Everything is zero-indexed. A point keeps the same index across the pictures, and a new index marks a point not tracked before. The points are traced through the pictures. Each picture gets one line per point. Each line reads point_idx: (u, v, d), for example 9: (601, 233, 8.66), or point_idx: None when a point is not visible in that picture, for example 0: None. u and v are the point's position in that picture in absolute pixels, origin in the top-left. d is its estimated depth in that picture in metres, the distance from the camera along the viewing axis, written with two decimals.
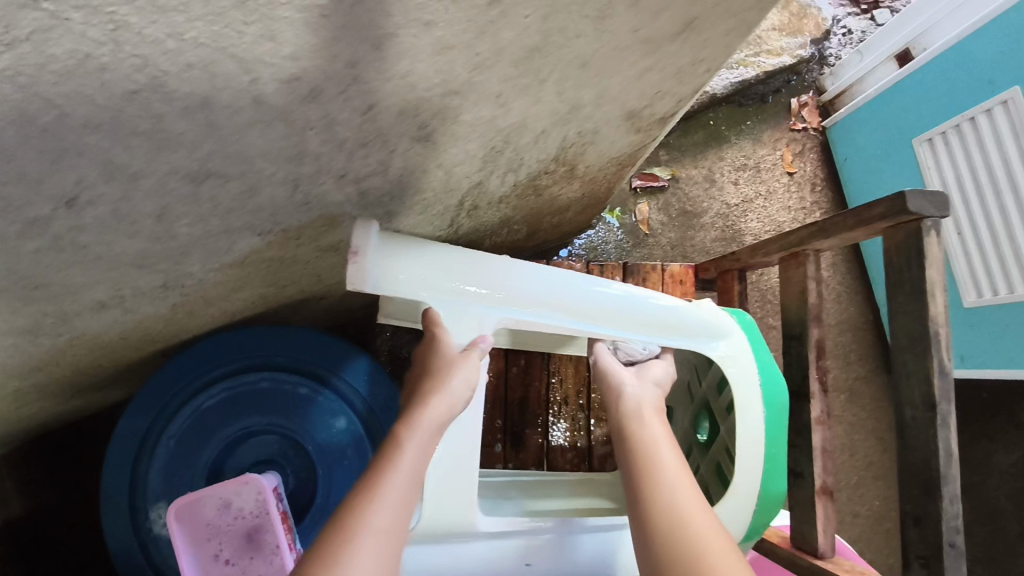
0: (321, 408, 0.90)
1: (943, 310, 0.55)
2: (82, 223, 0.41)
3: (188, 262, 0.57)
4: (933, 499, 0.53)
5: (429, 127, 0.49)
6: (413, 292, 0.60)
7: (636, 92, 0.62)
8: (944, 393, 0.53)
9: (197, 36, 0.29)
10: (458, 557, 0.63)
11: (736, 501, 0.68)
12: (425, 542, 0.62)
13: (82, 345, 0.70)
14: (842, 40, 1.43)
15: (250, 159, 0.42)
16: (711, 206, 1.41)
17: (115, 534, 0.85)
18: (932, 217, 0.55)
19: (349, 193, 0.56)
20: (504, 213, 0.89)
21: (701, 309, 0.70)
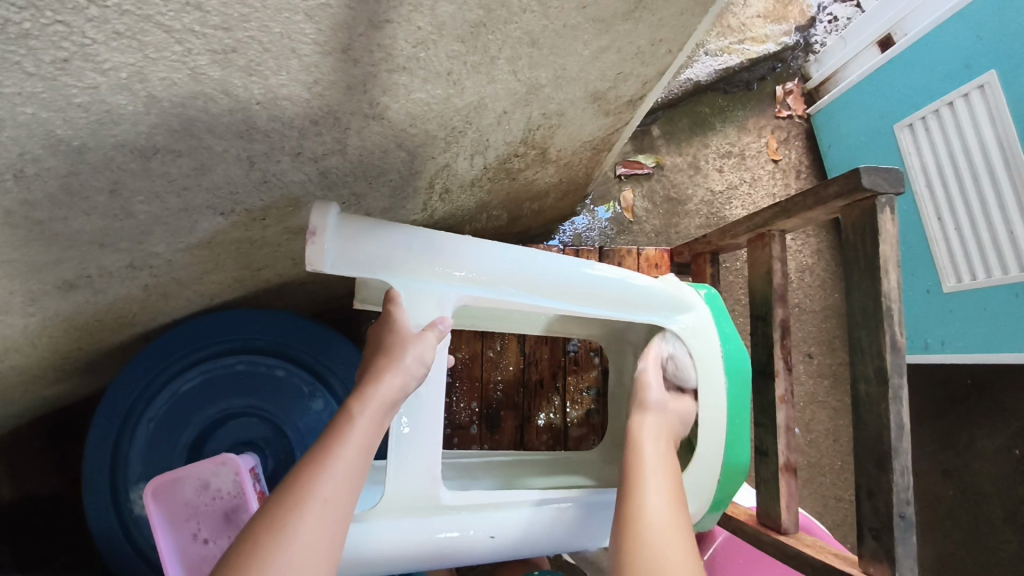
0: (300, 389, 0.91)
1: (897, 286, 0.55)
2: (32, 198, 0.42)
3: (152, 241, 0.58)
4: (886, 472, 0.53)
5: (381, 104, 0.50)
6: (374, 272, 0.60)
7: (597, 72, 0.63)
8: (897, 367, 0.54)
9: (120, 4, 0.30)
10: (425, 534, 0.63)
11: (700, 471, 0.69)
12: (392, 518, 0.62)
13: (56, 327, 0.71)
14: (827, 27, 1.42)
15: (198, 134, 0.43)
16: (697, 192, 1.41)
17: (96, 514, 0.86)
18: (887, 194, 0.55)
19: (309, 172, 0.56)
20: (480, 198, 0.90)
21: (665, 284, 0.71)
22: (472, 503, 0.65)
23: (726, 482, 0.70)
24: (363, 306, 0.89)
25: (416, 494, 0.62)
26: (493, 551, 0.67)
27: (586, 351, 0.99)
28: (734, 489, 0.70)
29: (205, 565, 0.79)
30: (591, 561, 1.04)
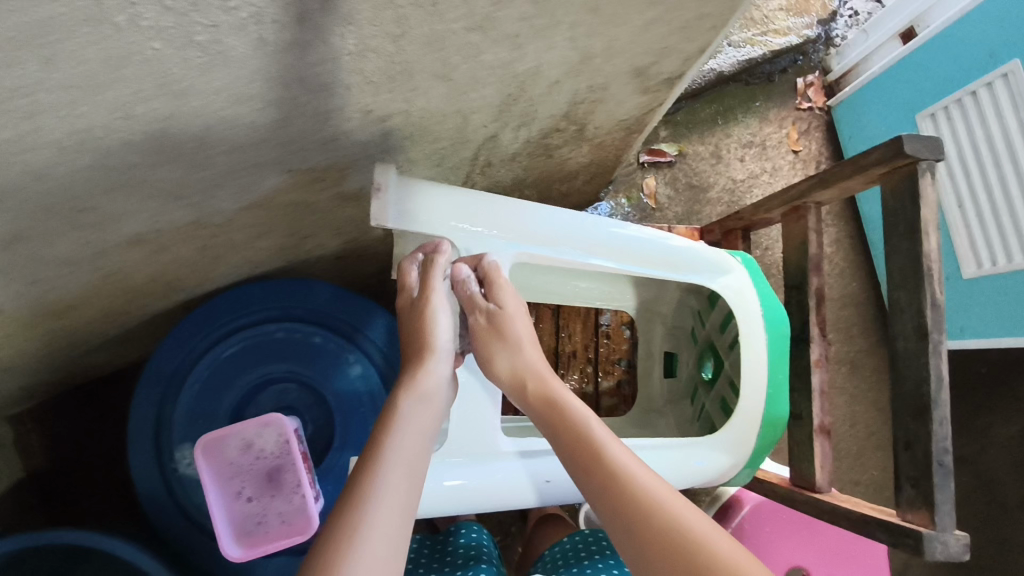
0: (339, 355, 0.93)
1: (936, 248, 0.58)
2: (131, 140, 0.45)
3: (221, 198, 0.60)
4: (924, 423, 0.57)
5: (450, 64, 0.53)
6: (426, 228, 0.69)
7: (645, 46, 0.65)
8: (936, 324, 0.57)
9: None
10: (493, 480, 0.72)
11: (741, 422, 0.73)
12: (461, 464, 0.71)
13: (116, 284, 0.73)
14: (848, 21, 1.45)
15: (288, 84, 0.46)
16: (718, 181, 1.44)
17: (142, 474, 0.88)
18: (928, 161, 0.58)
19: (373, 132, 0.59)
20: (516, 174, 0.92)
21: (703, 246, 0.77)
22: (526, 449, 0.75)
23: (767, 434, 0.73)
24: None
25: (478, 439, 0.73)
26: (548, 497, 0.74)
27: (617, 326, 1.03)
28: (774, 439, 0.73)
29: (250, 522, 0.83)
30: None
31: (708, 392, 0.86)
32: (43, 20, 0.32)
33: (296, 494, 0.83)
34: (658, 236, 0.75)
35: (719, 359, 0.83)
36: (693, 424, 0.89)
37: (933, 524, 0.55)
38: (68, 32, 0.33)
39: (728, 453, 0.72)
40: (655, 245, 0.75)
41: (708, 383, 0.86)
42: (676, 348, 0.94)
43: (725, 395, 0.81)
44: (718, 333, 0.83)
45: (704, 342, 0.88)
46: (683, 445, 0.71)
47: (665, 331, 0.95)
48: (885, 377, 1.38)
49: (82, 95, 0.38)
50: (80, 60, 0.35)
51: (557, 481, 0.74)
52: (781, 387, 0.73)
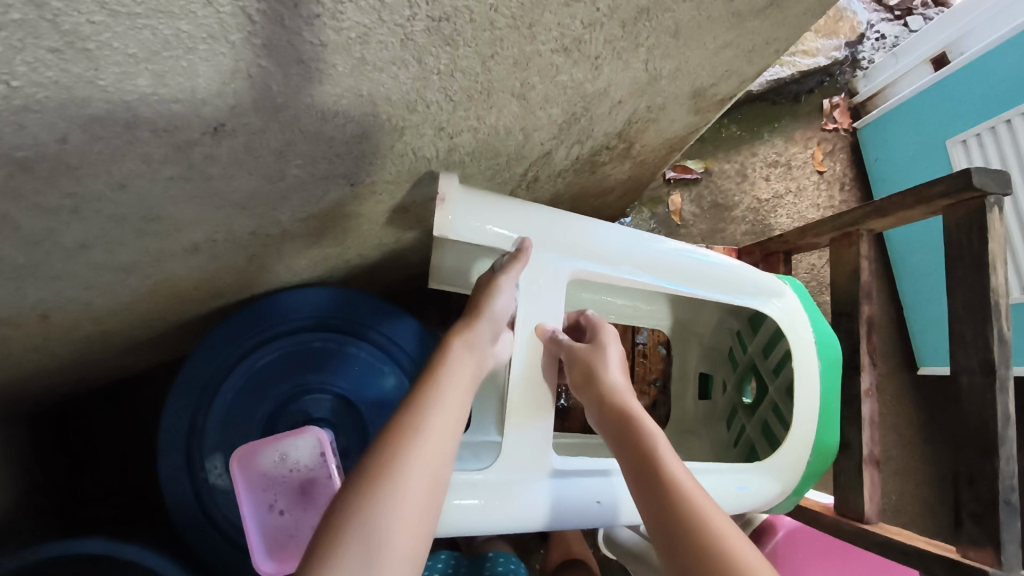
0: (372, 364, 0.94)
1: (1003, 283, 0.59)
2: (216, 152, 0.44)
3: (282, 209, 0.60)
4: (990, 459, 0.58)
5: (529, 84, 0.52)
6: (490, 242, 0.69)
7: (710, 68, 0.65)
8: (1003, 359, 0.58)
9: None
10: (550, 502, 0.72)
11: (794, 450, 0.73)
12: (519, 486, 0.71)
13: (159, 290, 0.72)
14: (875, 44, 1.47)
15: (376, 102, 0.45)
16: (743, 199, 1.44)
17: (173, 483, 0.87)
18: (995, 195, 0.59)
19: (440, 148, 0.58)
20: (558, 189, 0.92)
21: (754, 271, 0.78)
22: (577, 469, 0.75)
23: (818, 462, 0.74)
24: (439, 287, 0.92)
25: (530, 461, 0.72)
26: (598, 518, 0.75)
27: (653, 344, 1.04)
28: (825, 467, 0.74)
29: (283, 535, 0.81)
30: (640, 552, 1.07)
31: (749, 415, 0.86)
32: (165, 37, 0.31)
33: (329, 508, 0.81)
34: (708, 257, 0.76)
35: (763, 383, 0.83)
36: (731, 449, 0.88)
37: (997, 563, 0.56)
38: (187, 48, 0.32)
39: (778, 480, 0.73)
40: (706, 265, 0.76)
41: (749, 407, 0.86)
42: (712, 369, 0.94)
43: (768, 421, 0.81)
44: (762, 356, 0.83)
45: (745, 366, 0.88)
46: (736, 472, 0.71)
47: (701, 350, 0.94)
48: (905, 401, 1.39)
49: (182, 110, 0.38)
50: (191, 76, 0.35)
51: (608, 501, 0.75)
52: (833, 416, 0.74)
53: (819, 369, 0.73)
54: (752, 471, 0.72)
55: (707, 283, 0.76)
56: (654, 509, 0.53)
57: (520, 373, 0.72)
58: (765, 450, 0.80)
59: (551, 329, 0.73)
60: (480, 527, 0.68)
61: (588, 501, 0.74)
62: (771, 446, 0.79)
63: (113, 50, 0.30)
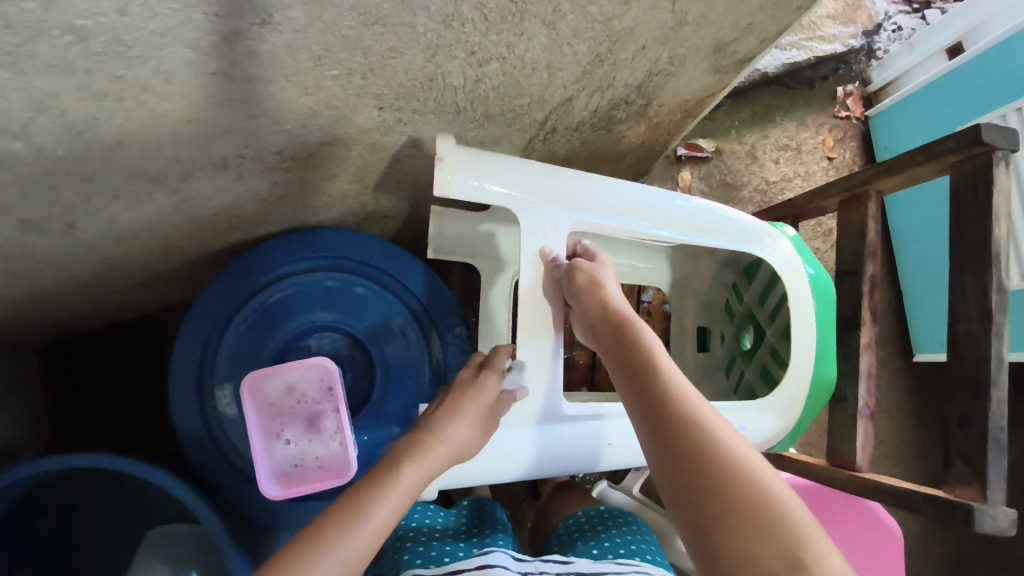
0: (381, 306, 0.95)
1: (1004, 234, 0.61)
2: (260, 48, 0.46)
3: (311, 126, 0.61)
4: (981, 402, 0.60)
5: (561, 11, 0.54)
6: (490, 200, 0.70)
7: (734, 19, 0.67)
8: (1000, 307, 0.60)
9: None
10: (562, 445, 0.77)
11: (791, 391, 0.75)
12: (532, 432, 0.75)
13: (183, 212, 0.74)
14: (891, 35, 1.49)
15: (415, 10, 0.47)
16: (752, 180, 1.45)
17: (184, 412, 0.88)
18: (1003, 150, 0.61)
19: (469, 76, 0.60)
20: (574, 146, 0.93)
21: (753, 221, 0.79)
22: (587, 412, 0.78)
23: (816, 397, 0.76)
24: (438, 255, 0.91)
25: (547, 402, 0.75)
26: (610, 458, 0.80)
27: (659, 304, 1.05)
28: (823, 402, 0.77)
29: (288, 464, 0.83)
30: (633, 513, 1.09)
31: (747, 361, 0.88)
32: None
33: (336, 441, 0.85)
34: (709, 207, 0.78)
35: (760, 330, 0.85)
36: (731, 395, 0.90)
37: (983, 499, 0.59)
38: None
39: (778, 417, 0.75)
40: (707, 216, 0.78)
41: (748, 352, 0.88)
42: (710, 322, 0.96)
43: (767, 364, 0.83)
44: (758, 304, 0.85)
45: (742, 315, 0.90)
46: (737, 410, 0.73)
47: (700, 306, 0.96)
48: (899, 388, 1.41)
49: None
50: None
51: (617, 443, 0.79)
52: (829, 352, 0.77)
53: (814, 319, 0.75)
54: (753, 409, 0.74)
55: (708, 233, 0.78)
56: (643, 405, 0.59)
57: (530, 301, 0.73)
58: (765, 392, 0.83)
59: (553, 253, 0.74)
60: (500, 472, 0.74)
61: (599, 444, 0.78)
62: (769, 386, 0.82)
63: None
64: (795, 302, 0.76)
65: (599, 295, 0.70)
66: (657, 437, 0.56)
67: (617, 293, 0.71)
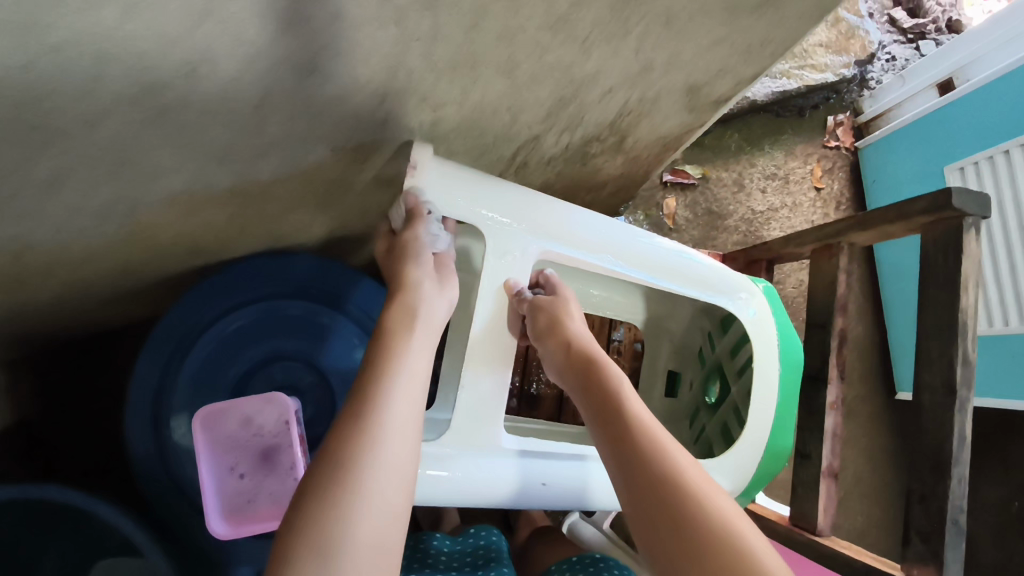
0: (345, 336, 0.93)
1: (972, 304, 0.60)
2: (190, 98, 0.44)
3: (261, 167, 0.59)
4: (942, 479, 0.61)
5: (515, 61, 0.52)
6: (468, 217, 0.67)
7: (704, 65, 0.64)
8: (965, 380, 0.59)
9: None
10: (493, 479, 0.71)
11: (748, 455, 0.74)
12: (467, 460, 0.69)
13: (137, 242, 0.72)
14: (885, 65, 1.47)
15: (355, 61, 0.45)
16: (738, 210, 1.43)
17: (139, 439, 0.86)
18: (974, 217, 0.60)
19: (424, 119, 0.58)
20: (548, 178, 0.91)
21: (729, 271, 0.78)
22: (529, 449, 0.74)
23: (770, 463, 0.75)
24: None
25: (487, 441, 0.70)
26: (539, 498, 0.75)
27: (629, 343, 1.03)
28: (777, 469, 0.75)
29: (241, 498, 0.81)
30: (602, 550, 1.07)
31: (710, 415, 0.86)
32: None
33: (291, 476, 0.82)
34: (684, 253, 0.76)
35: (725, 385, 0.84)
36: (690, 445, 0.89)
37: None
38: None
39: (730, 478, 0.74)
40: (684, 262, 0.76)
41: (712, 406, 0.86)
42: (681, 368, 0.94)
43: (727, 421, 0.81)
44: (727, 357, 0.84)
45: (712, 365, 0.88)
46: None
47: (672, 349, 0.94)
48: (880, 425, 1.40)
49: (152, 48, 0.37)
50: (159, 13, 0.35)
51: (553, 484, 0.75)
52: (789, 419, 0.76)
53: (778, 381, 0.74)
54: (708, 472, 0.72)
55: (685, 280, 0.76)
56: (613, 440, 0.58)
57: (495, 325, 0.70)
58: (721, 449, 0.81)
59: (519, 286, 0.71)
60: (427, 498, 0.66)
61: (535, 484, 0.73)
62: (727, 443, 0.80)
63: None
64: (761, 360, 0.75)
65: (564, 332, 0.70)
66: (628, 475, 0.55)
67: (582, 330, 0.71)
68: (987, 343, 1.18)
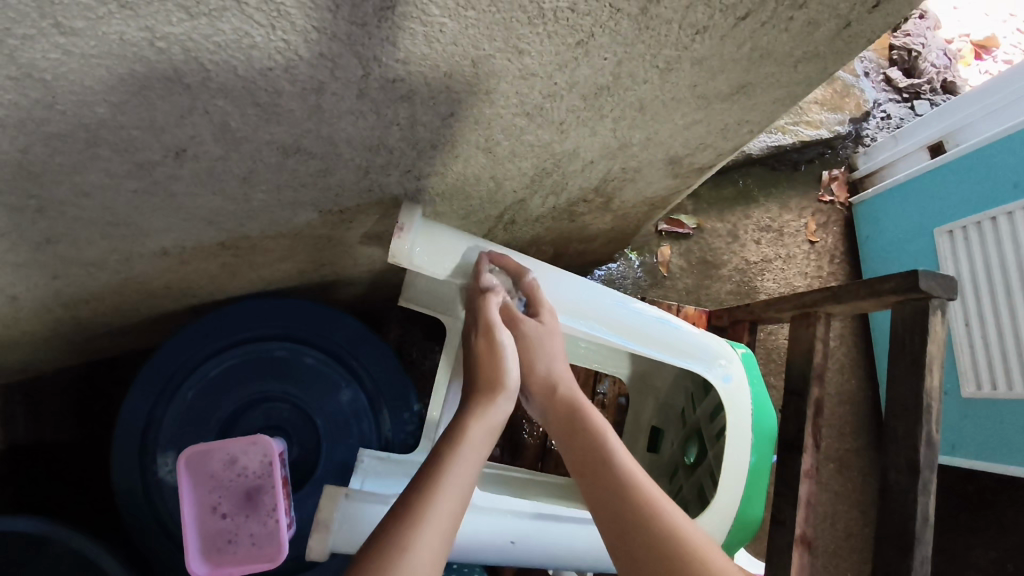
0: (330, 378, 0.94)
1: (937, 386, 0.65)
2: (179, 173, 0.46)
3: (252, 226, 0.62)
4: (906, 558, 0.63)
5: (494, 140, 0.54)
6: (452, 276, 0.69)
7: (683, 140, 0.67)
8: (927, 462, 0.64)
9: (319, 38, 0.33)
10: (458, 533, 0.68)
11: (716, 518, 0.75)
12: None
13: (132, 287, 0.74)
14: (880, 123, 1.50)
15: (337, 142, 0.47)
16: (731, 259, 1.45)
17: (125, 473, 0.87)
18: (941, 298, 0.64)
19: (408, 187, 0.60)
20: (537, 233, 0.94)
21: (706, 336, 0.80)
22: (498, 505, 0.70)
23: (739, 530, 0.76)
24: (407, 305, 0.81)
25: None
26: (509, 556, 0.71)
27: (614, 397, 1.04)
28: (745, 537, 0.77)
29: (221, 539, 0.80)
30: None
31: (687, 475, 0.87)
32: (120, 75, 0.33)
33: (273, 518, 0.81)
34: (661, 318, 0.78)
35: (703, 447, 0.85)
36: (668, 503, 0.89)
37: None
38: (142, 85, 0.34)
39: None
40: (660, 326, 0.77)
41: (689, 467, 0.87)
42: (663, 425, 0.95)
43: (703, 484, 0.82)
44: (706, 421, 0.85)
45: (692, 427, 0.89)
46: None
47: (656, 406, 0.95)
48: (871, 480, 1.40)
49: (143, 135, 0.40)
50: (149, 108, 0.37)
51: (522, 542, 0.71)
52: (760, 488, 0.77)
53: (749, 453, 0.76)
54: None
55: (662, 346, 0.78)
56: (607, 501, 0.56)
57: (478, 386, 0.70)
58: (695, 512, 0.81)
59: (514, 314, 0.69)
60: None
61: (503, 541, 0.70)
62: (700, 507, 0.81)
63: (69, 81, 0.32)
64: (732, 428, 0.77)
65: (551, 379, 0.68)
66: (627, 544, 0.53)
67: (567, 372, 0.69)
68: (975, 406, 1.19)
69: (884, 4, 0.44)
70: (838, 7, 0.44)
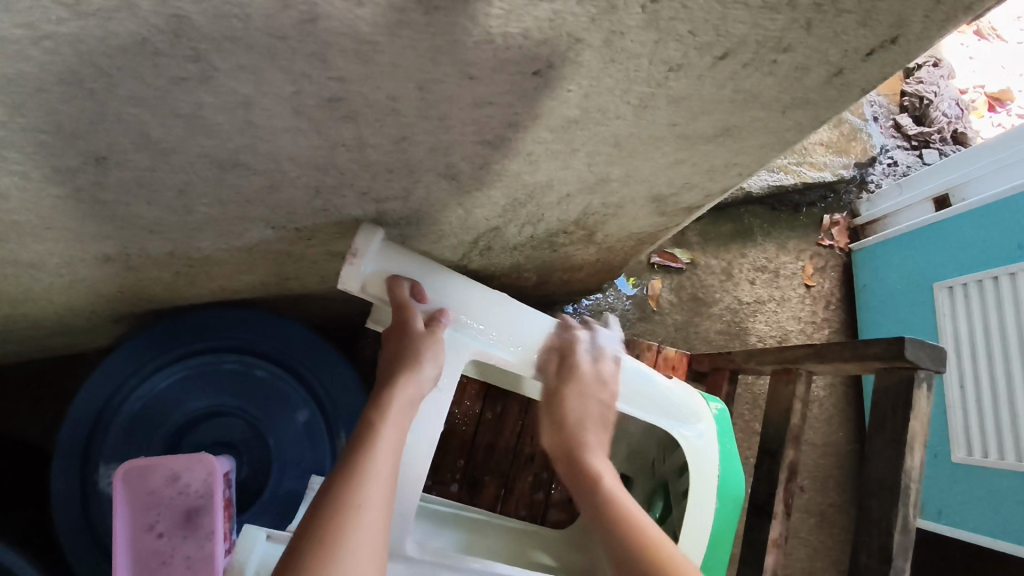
0: (288, 396, 0.90)
1: (916, 466, 0.61)
2: (104, 180, 0.43)
3: (200, 238, 0.58)
4: None
5: (456, 168, 0.50)
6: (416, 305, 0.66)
7: (666, 179, 0.63)
8: (901, 547, 0.60)
9: (233, 50, 0.30)
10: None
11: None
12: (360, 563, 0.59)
13: (80, 290, 0.70)
14: (886, 169, 1.46)
15: (278, 159, 0.43)
16: (724, 298, 1.40)
17: (61, 483, 0.83)
18: (927, 369, 0.60)
19: (368, 210, 0.57)
20: (516, 260, 0.90)
21: (675, 389, 0.77)
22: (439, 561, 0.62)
23: None
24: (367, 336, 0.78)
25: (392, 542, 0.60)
26: None
27: None
28: None
29: (154, 560, 0.75)
30: None
31: None
32: (7, 75, 0.29)
33: (211, 542, 0.75)
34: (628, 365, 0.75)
35: (669, 504, 0.82)
36: None
37: None
38: (35, 86, 0.30)
39: None
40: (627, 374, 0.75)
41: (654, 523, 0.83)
42: (632, 474, 0.91)
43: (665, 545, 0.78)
44: (674, 476, 0.81)
45: (660, 479, 0.85)
46: None
47: (627, 452, 0.91)
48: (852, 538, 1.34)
49: (51, 140, 0.36)
50: (50, 112, 0.33)
51: None
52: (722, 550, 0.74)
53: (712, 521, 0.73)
54: None
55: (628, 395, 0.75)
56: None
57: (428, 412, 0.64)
58: None
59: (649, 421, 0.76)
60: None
61: None
62: None
63: None
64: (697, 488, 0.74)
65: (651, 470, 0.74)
66: None
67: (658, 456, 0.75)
68: (963, 471, 1.13)
69: (878, 53, 0.41)
70: (829, 53, 0.40)
